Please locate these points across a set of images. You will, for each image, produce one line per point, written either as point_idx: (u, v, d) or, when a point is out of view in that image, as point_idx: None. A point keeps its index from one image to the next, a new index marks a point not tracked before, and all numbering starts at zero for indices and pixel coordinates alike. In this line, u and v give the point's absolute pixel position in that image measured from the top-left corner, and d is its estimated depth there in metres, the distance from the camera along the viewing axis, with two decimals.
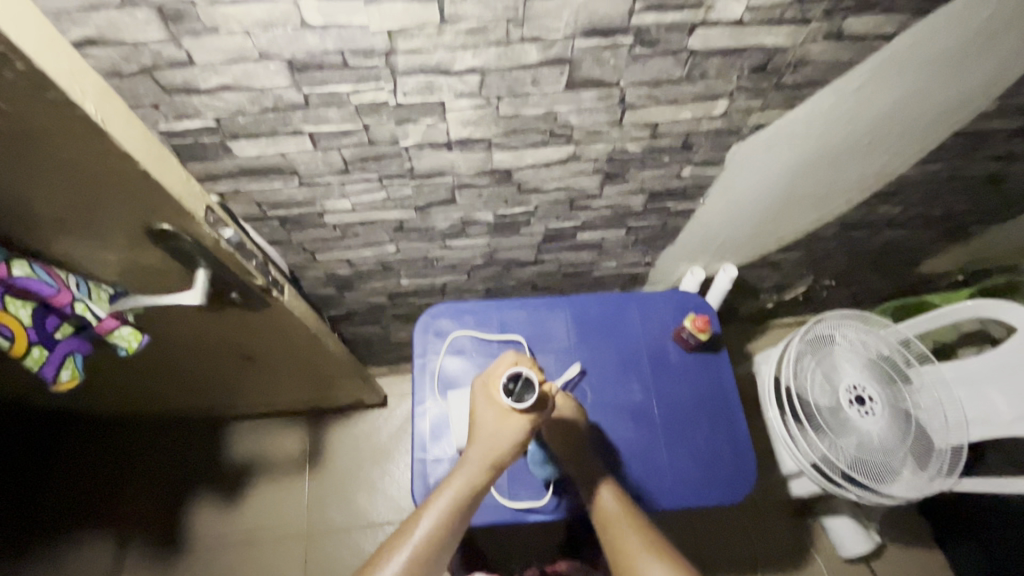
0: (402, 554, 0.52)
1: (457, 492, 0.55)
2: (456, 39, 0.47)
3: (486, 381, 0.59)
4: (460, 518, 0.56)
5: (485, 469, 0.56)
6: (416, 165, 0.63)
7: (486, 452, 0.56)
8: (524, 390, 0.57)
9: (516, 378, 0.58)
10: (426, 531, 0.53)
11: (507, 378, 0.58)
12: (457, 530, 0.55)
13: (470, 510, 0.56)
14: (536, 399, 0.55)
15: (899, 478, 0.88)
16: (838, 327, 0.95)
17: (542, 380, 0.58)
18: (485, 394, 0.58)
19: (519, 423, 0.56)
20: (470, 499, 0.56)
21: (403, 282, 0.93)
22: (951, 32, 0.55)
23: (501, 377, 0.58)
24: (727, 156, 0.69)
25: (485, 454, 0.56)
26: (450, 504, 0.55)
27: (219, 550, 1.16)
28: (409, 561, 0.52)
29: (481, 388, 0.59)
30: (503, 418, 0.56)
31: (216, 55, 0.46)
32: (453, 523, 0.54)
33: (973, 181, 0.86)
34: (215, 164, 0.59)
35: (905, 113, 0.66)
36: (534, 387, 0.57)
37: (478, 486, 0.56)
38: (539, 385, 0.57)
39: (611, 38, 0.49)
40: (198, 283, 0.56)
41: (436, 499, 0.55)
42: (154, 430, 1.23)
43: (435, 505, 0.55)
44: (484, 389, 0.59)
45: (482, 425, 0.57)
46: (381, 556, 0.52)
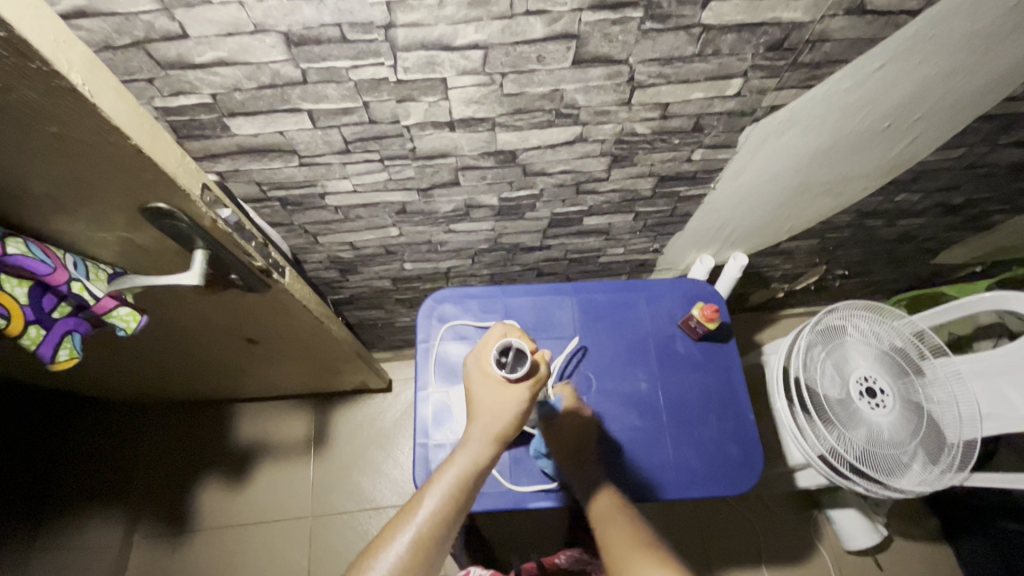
0: (405, 536, 0.50)
1: (460, 469, 0.54)
2: (458, 11, 0.45)
3: (478, 358, 0.61)
4: (464, 499, 0.54)
5: (489, 443, 0.56)
6: (418, 145, 0.61)
7: (489, 425, 0.56)
8: (516, 361, 0.59)
9: (506, 350, 0.61)
10: (431, 510, 0.51)
11: (498, 350, 0.60)
12: (463, 509, 0.54)
13: (476, 487, 0.55)
14: (528, 366, 0.58)
15: (909, 472, 0.87)
16: (850, 318, 0.93)
17: (531, 350, 0.61)
18: (480, 370, 0.60)
19: (519, 392, 0.57)
20: (476, 474, 0.55)
21: (407, 266, 0.92)
22: (981, 8, 0.52)
23: (493, 350, 0.60)
24: (740, 140, 0.67)
25: (487, 427, 0.56)
26: (457, 480, 0.53)
27: (225, 530, 1.17)
28: (414, 543, 0.49)
29: (475, 366, 0.60)
30: (501, 389, 0.58)
31: (209, 27, 0.44)
32: (458, 501, 0.53)
33: (996, 169, 0.83)
34: (213, 143, 0.58)
35: (928, 95, 0.63)
36: (525, 356, 0.59)
37: (483, 460, 0.55)
38: (530, 354, 0.59)
39: (620, 12, 0.47)
40: (197, 263, 0.55)
41: (438, 479, 0.54)
42: (161, 413, 1.25)
43: (441, 482, 0.53)
44: (478, 366, 0.60)
45: (481, 399, 0.58)
46: (384, 538, 0.50)
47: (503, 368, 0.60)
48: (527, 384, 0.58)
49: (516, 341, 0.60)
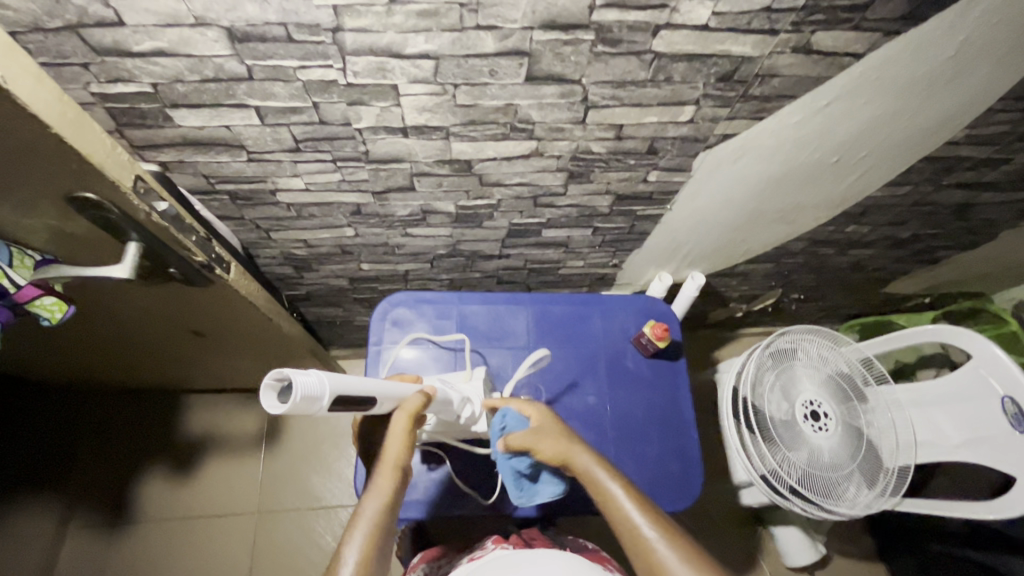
0: None
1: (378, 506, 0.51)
2: (407, 21, 0.45)
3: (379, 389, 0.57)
4: (386, 533, 0.51)
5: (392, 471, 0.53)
6: (372, 149, 0.60)
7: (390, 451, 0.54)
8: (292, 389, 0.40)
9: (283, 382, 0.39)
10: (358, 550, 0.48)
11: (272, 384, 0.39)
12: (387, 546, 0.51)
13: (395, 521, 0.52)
14: (311, 388, 0.39)
15: (845, 495, 0.89)
16: (801, 342, 0.94)
17: (306, 373, 0.40)
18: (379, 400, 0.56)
19: (399, 419, 0.54)
20: (388, 518, 0.51)
21: (364, 267, 0.91)
22: (917, 57, 0.54)
23: (268, 382, 0.39)
24: (694, 165, 0.68)
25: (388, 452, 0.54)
26: (376, 517, 0.50)
27: (166, 524, 1.14)
28: None
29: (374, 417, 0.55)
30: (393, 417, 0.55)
31: (147, 17, 0.43)
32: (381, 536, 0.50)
33: (940, 208, 0.86)
34: (155, 133, 0.56)
35: (873, 135, 0.65)
36: (301, 380, 0.39)
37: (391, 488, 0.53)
38: (302, 376, 0.39)
39: (571, 33, 0.47)
40: (129, 257, 0.53)
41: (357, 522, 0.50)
42: (104, 401, 1.21)
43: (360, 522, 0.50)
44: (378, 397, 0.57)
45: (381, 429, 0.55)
46: None
47: (285, 393, 0.40)
48: (411, 412, 0.55)
49: (297, 380, 0.38)
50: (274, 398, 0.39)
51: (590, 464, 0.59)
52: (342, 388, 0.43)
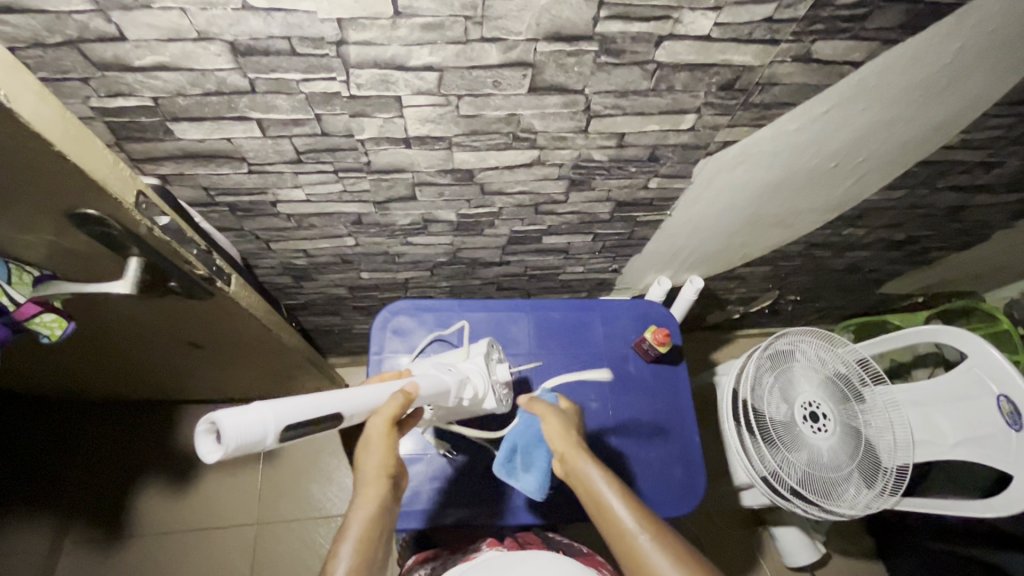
0: None
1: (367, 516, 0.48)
2: (412, 33, 0.45)
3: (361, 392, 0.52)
4: (380, 541, 0.48)
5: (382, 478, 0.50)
6: (374, 159, 0.60)
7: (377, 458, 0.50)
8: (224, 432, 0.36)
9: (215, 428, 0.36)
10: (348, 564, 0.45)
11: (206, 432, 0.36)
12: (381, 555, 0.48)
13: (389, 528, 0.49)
14: (243, 431, 0.35)
15: (845, 496, 0.90)
16: (799, 344, 0.95)
17: (241, 411, 0.36)
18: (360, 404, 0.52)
19: (377, 424, 0.49)
20: (380, 526, 0.48)
21: (364, 276, 0.90)
22: (914, 64, 0.55)
23: (202, 431, 0.36)
24: (694, 171, 0.69)
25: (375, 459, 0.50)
26: (365, 528, 0.47)
27: (164, 538, 1.13)
28: None
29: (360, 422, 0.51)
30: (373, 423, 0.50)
31: (149, 32, 0.43)
32: (374, 549, 0.47)
33: (934, 210, 0.87)
34: (156, 146, 0.55)
35: (870, 140, 0.66)
36: (230, 422, 0.35)
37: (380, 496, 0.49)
38: (233, 416, 0.35)
39: (575, 45, 0.47)
40: (129, 272, 0.53)
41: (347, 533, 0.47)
42: (98, 413, 1.20)
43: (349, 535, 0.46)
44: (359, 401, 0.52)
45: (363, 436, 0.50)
46: None
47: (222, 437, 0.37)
48: (392, 415, 0.50)
49: (227, 426, 0.35)
50: (214, 441, 0.36)
51: (584, 460, 0.55)
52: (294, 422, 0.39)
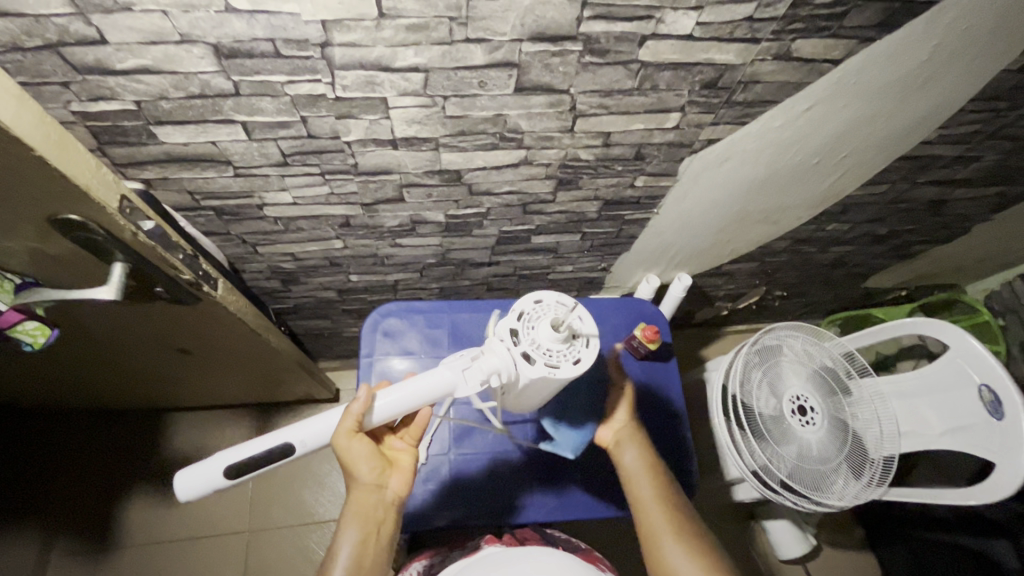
0: None
1: (357, 519, 0.56)
2: (396, 34, 0.45)
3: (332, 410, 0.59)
4: (374, 537, 0.56)
5: (365, 485, 0.57)
6: (361, 161, 0.60)
7: (356, 471, 0.57)
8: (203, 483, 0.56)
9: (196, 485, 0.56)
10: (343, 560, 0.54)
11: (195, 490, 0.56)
12: (376, 548, 0.56)
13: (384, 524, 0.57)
14: (192, 473, 0.54)
15: (834, 487, 0.91)
16: (786, 338, 0.96)
17: (189, 467, 0.55)
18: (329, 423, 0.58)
19: (342, 442, 0.56)
20: (371, 526, 0.57)
21: (353, 278, 0.90)
22: (892, 62, 0.56)
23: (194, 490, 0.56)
24: (680, 169, 0.69)
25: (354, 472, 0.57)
26: (358, 529, 0.56)
27: (153, 548, 1.11)
28: None
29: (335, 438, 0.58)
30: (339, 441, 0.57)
31: (131, 34, 0.42)
32: (367, 546, 0.56)
33: (915, 205, 0.89)
34: (139, 150, 0.55)
35: (851, 137, 0.67)
36: (185, 473, 0.55)
37: (367, 500, 0.57)
38: (183, 470, 0.55)
39: (560, 44, 0.48)
40: (114, 278, 0.52)
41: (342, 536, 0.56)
42: (84, 423, 1.18)
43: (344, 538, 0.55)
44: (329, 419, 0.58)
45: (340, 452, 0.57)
46: None
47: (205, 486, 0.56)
48: (349, 430, 0.56)
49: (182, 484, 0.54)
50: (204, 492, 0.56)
51: (632, 437, 0.68)
52: (236, 465, 0.55)
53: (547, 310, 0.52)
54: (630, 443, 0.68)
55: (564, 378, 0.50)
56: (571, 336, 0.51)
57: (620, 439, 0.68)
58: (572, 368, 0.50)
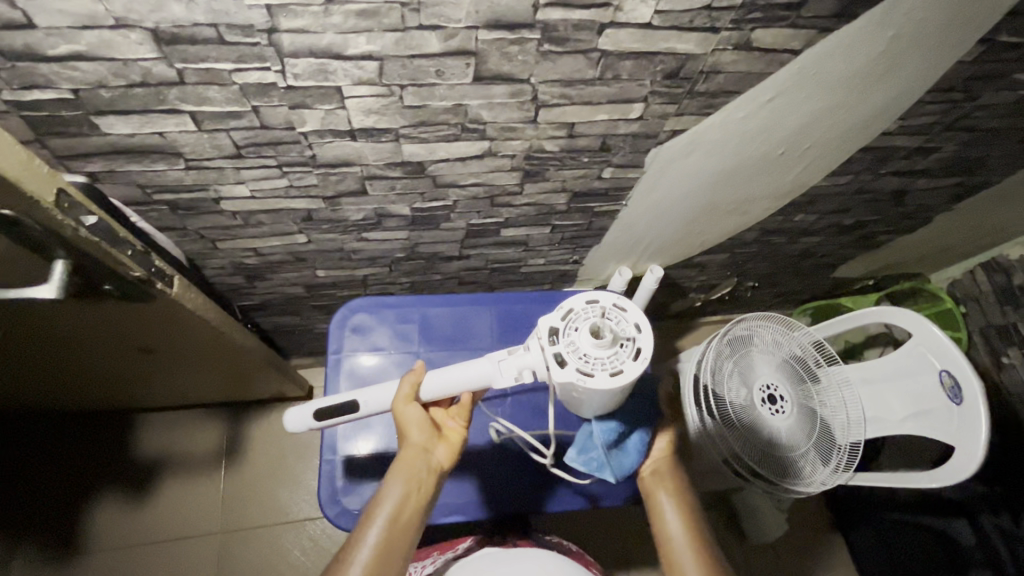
0: (368, 543, 0.55)
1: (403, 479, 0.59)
2: (347, 20, 0.43)
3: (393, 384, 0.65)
4: (414, 500, 0.58)
5: (414, 450, 0.60)
6: (319, 153, 0.58)
7: (409, 436, 0.60)
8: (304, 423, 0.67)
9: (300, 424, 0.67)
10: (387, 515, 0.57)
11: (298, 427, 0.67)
12: (415, 511, 0.58)
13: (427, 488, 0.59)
14: (292, 412, 0.64)
15: (802, 473, 0.93)
16: (756, 328, 0.97)
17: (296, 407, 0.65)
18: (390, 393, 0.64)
19: (400, 407, 0.61)
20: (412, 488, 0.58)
21: (320, 273, 0.88)
22: (851, 53, 0.56)
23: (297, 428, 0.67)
24: (647, 161, 0.69)
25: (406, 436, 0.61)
26: (401, 488, 0.58)
27: (120, 553, 1.09)
28: (377, 549, 0.55)
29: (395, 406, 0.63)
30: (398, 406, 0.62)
31: (61, 18, 0.40)
32: (408, 506, 0.58)
33: (879, 195, 0.90)
34: (82, 141, 0.52)
35: (814, 128, 0.68)
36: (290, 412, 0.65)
37: (413, 463, 0.60)
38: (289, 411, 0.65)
39: (517, 32, 0.47)
40: (56, 276, 0.50)
41: (387, 494, 0.58)
42: (45, 426, 1.14)
43: (388, 495, 0.58)
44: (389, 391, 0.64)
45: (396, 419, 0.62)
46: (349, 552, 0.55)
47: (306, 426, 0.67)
48: (405, 396, 0.61)
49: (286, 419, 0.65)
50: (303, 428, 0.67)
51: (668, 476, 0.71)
52: (322, 410, 0.64)
53: (594, 315, 0.53)
54: (667, 479, 0.71)
55: (594, 387, 0.50)
56: (613, 345, 0.52)
57: (656, 472, 0.71)
58: (599, 380, 0.50)
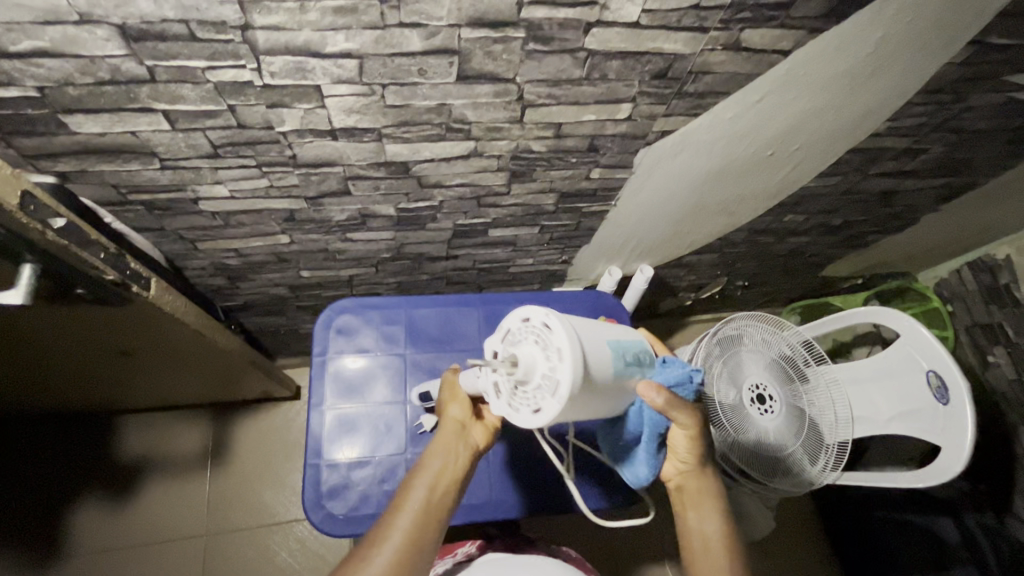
0: (410, 506, 0.55)
1: (444, 449, 0.60)
2: (323, 17, 0.42)
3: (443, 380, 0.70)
4: (454, 469, 0.59)
5: (454, 423, 0.62)
6: (299, 153, 0.57)
7: (451, 412, 0.63)
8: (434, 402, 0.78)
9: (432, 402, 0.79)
10: (428, 480, 0.57)
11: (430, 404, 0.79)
12: (453, 478, 0.58)
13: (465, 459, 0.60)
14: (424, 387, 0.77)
15: (788, 472, 0.93)
16: (745, 328, 0.97)
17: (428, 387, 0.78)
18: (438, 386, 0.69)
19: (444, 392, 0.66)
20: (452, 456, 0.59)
21: (305, 274, 0.86)
22: (841, 52, 0.55)
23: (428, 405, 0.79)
24: (636, 161, 0.68)
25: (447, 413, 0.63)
26: (442, 456, 0.59)
27: (102, 557, 1.07)
28: (419, 511, 0.55)
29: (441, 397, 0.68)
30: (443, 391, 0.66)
31: (21, 13, 0.38)
32: (447, 473, 0.58)
33: (868, 196, 0.90)
34: (50, 140, 0.51)
35: (805, 128, 0.67)
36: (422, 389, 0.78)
37: (453, 434, 0.61)
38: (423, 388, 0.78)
39: (501, 31, 0.45)
40: (23, 280, 0.48)
41: (428, 461, 0.59)
42: (25, 428, 1.12)
43: (431, 462, 0.58)
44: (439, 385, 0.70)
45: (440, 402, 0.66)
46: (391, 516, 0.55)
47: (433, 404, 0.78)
48: (451, 382, 0.67)
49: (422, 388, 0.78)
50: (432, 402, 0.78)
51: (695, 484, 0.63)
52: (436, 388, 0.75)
53: (512, 350, 0.50)
54: (693, 497, 0.62)
55: (521, 423, 0.50)
56: (528, 382, 0.49)
57: (682, 486, 0.63)
58: (521, 416, 0.49)
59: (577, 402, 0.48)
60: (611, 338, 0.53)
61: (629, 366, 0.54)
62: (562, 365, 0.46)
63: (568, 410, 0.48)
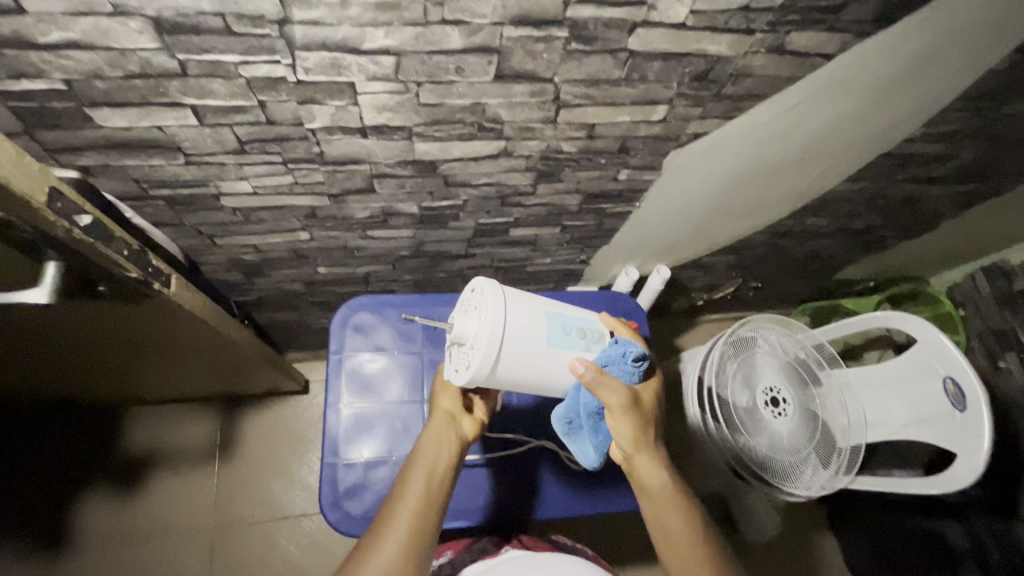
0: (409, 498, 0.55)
1: (437, 438, 0.59)
2: (364, 13, 0.40)
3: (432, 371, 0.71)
4: (447, 456, 0.59)
5: (444, 412, 0.62)
6: (327, 150, 0.55)
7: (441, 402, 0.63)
8: None
9: None
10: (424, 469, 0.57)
11: None
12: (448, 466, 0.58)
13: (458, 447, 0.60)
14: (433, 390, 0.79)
15: (803, 476, 0.91)
16: (760, 330, 0.94)
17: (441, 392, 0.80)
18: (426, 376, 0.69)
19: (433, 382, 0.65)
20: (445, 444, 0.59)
21: (321, 270, 0.85)
22: (885, 56, 0.54)
23: None
24: (666, 163, 0.67)
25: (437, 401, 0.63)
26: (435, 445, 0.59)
27: (109, 550, 1.06)
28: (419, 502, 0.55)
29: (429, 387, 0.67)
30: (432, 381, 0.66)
31: (53, 3, 0.37)
32: (441, 462, 0.58)
33: (892, 200, 0.89)
34: (74, 134, 0.49)
35: (838, 131, 0.66)
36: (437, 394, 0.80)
37: (444, 422, 0.61)
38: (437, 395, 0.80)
39: (545, 30, 0.44)
40: (48, 278, 0.47)
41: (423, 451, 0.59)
42: (32, 418, 1.11)
43: (426, 452, 0.58)
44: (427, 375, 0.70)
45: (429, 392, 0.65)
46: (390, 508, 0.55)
47: None
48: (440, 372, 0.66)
49: None
50: None
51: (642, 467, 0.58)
52: None
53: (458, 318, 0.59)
54: (642, 479, 0.58)
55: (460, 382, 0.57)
56: (464, 343, 0.57)
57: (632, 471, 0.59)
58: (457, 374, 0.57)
59: (499, 358, 0.55)
60: (552, 310, 0.59)
61: (567, 336, 0.58)
62: (483, 326, 0.54)
63: (494, 363, 0.55)
